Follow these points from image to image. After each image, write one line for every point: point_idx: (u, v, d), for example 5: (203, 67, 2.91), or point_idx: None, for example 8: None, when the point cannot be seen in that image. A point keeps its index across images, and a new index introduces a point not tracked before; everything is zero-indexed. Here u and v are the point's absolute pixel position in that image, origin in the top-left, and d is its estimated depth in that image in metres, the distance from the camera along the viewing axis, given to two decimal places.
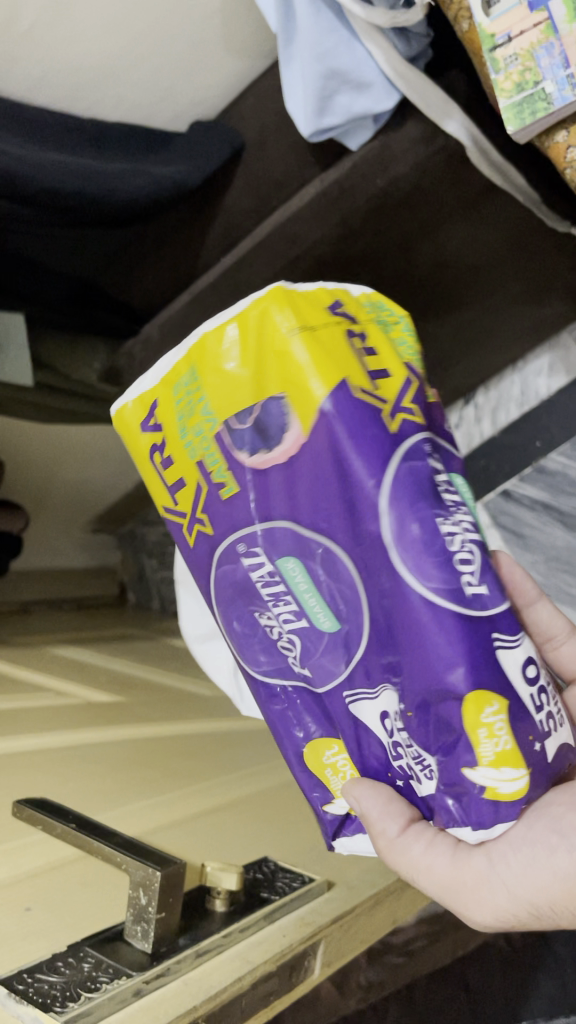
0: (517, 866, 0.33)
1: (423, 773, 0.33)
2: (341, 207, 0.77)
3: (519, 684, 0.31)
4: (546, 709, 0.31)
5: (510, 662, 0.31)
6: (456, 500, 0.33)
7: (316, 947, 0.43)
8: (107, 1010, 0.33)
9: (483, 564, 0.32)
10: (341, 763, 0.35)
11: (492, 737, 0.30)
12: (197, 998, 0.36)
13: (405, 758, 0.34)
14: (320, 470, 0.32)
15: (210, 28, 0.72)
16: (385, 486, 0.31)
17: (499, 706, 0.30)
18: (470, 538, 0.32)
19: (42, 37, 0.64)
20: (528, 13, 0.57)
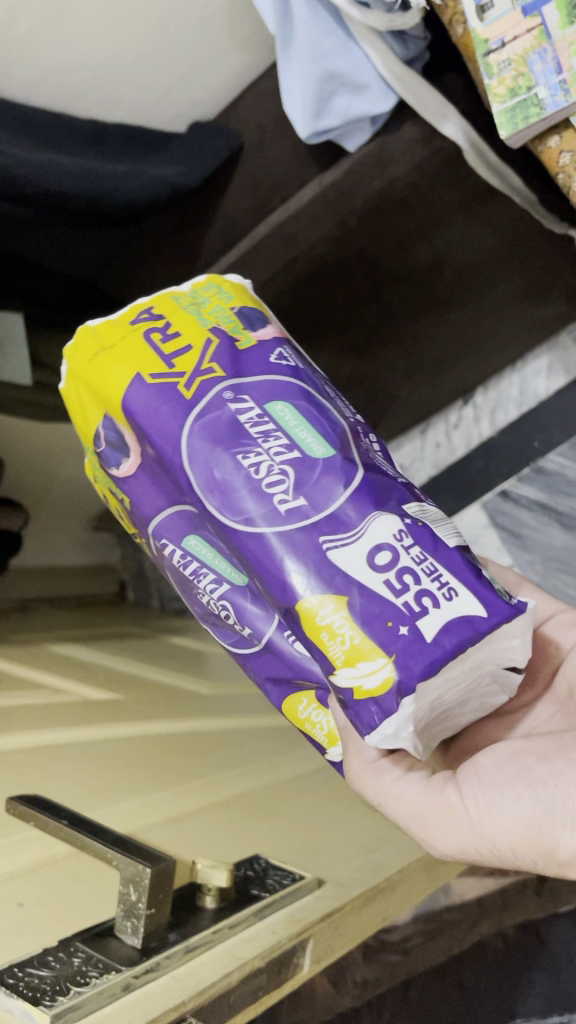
0: (485, 801, 0.38)
1: None
2: (338, 208, 0.78)
3: (360, 577, 0.34)
4: (413, 589, 0.34)
5: (336, 557, 0.35)
6: (267, 430, 0.37)
7: (305, 942, 0.44)
8: (94, 1005, 0.34)
9: (297, 479, 0.36)
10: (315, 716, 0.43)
11: (335, 638, 0.34)
12: (185, 995, 0.36)
13: None
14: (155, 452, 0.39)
15: (209, 29, 0.72)
16: (184, 445, 0.37)
17: (335, 605, 0.34)
18: (281, 462, 0.36)
19: (41, 40, 0.65)
20: (521, 19, 0.58)
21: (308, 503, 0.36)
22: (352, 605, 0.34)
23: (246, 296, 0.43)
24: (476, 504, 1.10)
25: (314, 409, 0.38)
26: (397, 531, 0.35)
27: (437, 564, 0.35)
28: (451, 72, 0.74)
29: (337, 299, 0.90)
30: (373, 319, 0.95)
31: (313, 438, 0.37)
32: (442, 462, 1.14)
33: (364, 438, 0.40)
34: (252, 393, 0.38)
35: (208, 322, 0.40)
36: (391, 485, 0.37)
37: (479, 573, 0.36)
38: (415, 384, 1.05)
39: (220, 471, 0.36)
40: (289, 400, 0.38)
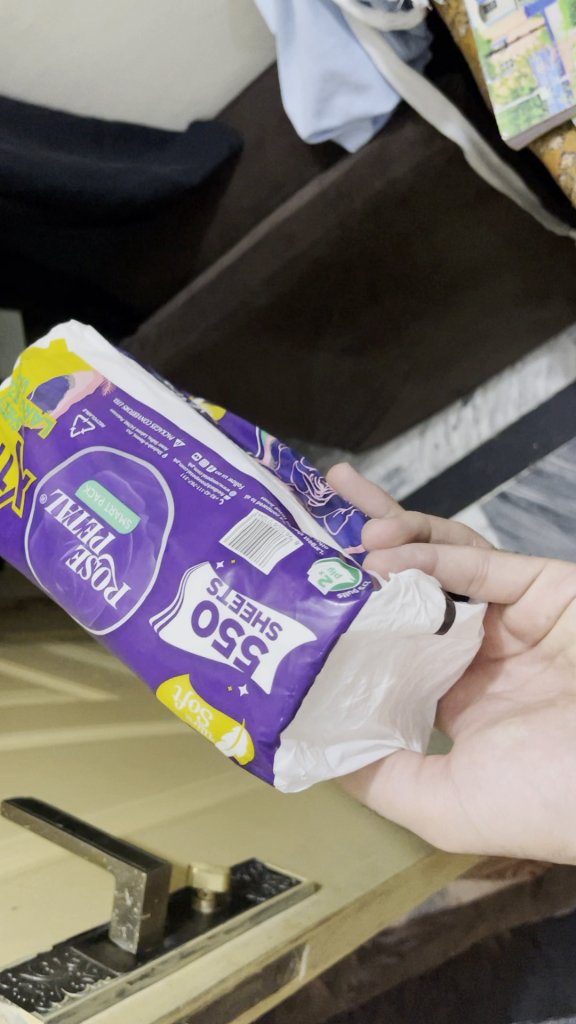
0: (486, 802, 0.40)
1: (265, 636, 0.34)
2: (338, 208, 0.77)
3: (191, 652, 0.36)
4: (240, 642, 0.35)
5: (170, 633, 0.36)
6: (82, 521, 0.39)
7: (301, 947, 0.43)
8: (90, 1010, 0.33)
9: (116, 566, 0.38)
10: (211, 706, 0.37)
11: (196, 717, 0.36)
12: (180, 1000, 0.36)
13: (238, 642, 0.35)
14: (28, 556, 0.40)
15: (209, 28, 0.72)
16: (29, 562, 0.41)
17: (183, 688, 0.36)
18: (99, 551, 0.38)
19: (41, 36, 0.64)
20: (524, 20, 0.57)
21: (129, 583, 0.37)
22: (194, 678, 0.36)
23: (63, 355, 0.45)
24: (474, 506, 1.09)
25: (112, 475, 0.39)
26: (208, 583, 0.36)
27: (250, 602, 0.35)
28: (452, 73, 0.74)
29: (337, 299, 0.89)
30: (372, 322, 0.94)
31: (122, 514, 0.38)
32: (441, 463, 1.12)
33: (179, 461, 0.40)
34: (66, 483, 0.40)
35: (17, 421, 0.43)
36: (204, 511, 0.38)
37: (304, 581, 0.34)
38: (414, 386, 1.05)
39: (61, 581, 0.39)
40: (96, 478, 0.39)
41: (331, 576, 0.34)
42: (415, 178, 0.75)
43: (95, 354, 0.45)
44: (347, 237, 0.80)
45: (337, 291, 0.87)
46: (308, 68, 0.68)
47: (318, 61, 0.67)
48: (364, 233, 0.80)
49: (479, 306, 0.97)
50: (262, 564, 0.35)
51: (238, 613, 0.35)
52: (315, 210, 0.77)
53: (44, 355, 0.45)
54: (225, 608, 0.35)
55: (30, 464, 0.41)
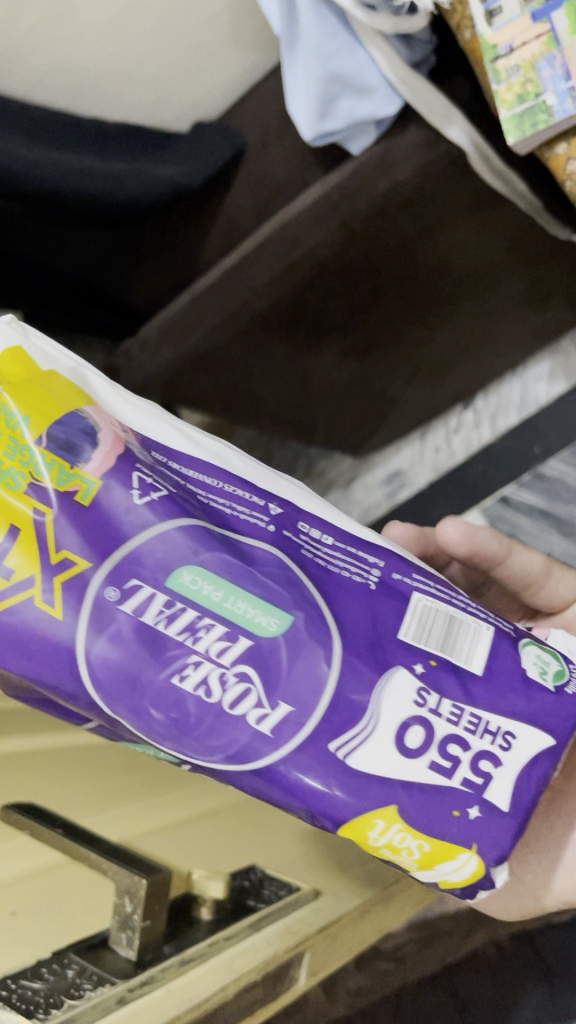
0: (536, 861, 0.41)
1: (496, 747, 0.30)
2: (341, 210, 0.76)
3: (398, 791, 0.29)
4: (467, 761, 0.30)
5: (384, 763, 0.29)
6: (194, 622, 0.29)
7: (301, 955, 0.43)
8: (90, 1018, 0.33)
9: (264, 684, 0.29)
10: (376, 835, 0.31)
11: (398, 854, 0.30)
12: (179, 1010, 0.36)
13: (462, 765, 0.30)
14: (100, 675, 0.29)
15: (214, 29, 0.72)
16: (94, 689, 0.29)
17: (388, 823, 0.30)
18: (231, 664, 0.29)
19: (43, 32, 0.64)
20: (530, 25, 0.57)
21: (266, 701, 0.29)
22: (404, 814, 0.29)
23: (30, 370, 0.32)
24: (476, 510, 1.07)
25: (231, 554, 0.30)
26: (415, 695, 0.30)
27: (467, 725, 0.30)
28: (457, 76, 0.74)
29: (339, 300, 0.88)
30: (373, 324, 0.94)
31: (260, 610, 0.30)
32: (441, 466, 1.13)
33: (291, 527, 0.33)
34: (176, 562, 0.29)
35: (20, 471, 0.29)
36: (354, 603, 0.31)
37: (526, 681, 0.31)
38: (416, 388, 1.05)
39: (158, 708, 0.29)
40: (200, 562, 0.30)
41: (548, 668, 0.32)
42: (418, 182, 0.76)
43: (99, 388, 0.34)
44: (349, 241, 0.80)
45: (338, 294, 0.87)
46: (312, 70, 0.68)
47: (322, 62, 0.67)
48: (367, 237, 0.80)
49: (484, 309, 0.96)
50: (472, 664, 0.31)
51: (460, 726, 0.30)
52: (318, 211, 0.76)
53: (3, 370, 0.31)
54: (442, 725, 0.30)
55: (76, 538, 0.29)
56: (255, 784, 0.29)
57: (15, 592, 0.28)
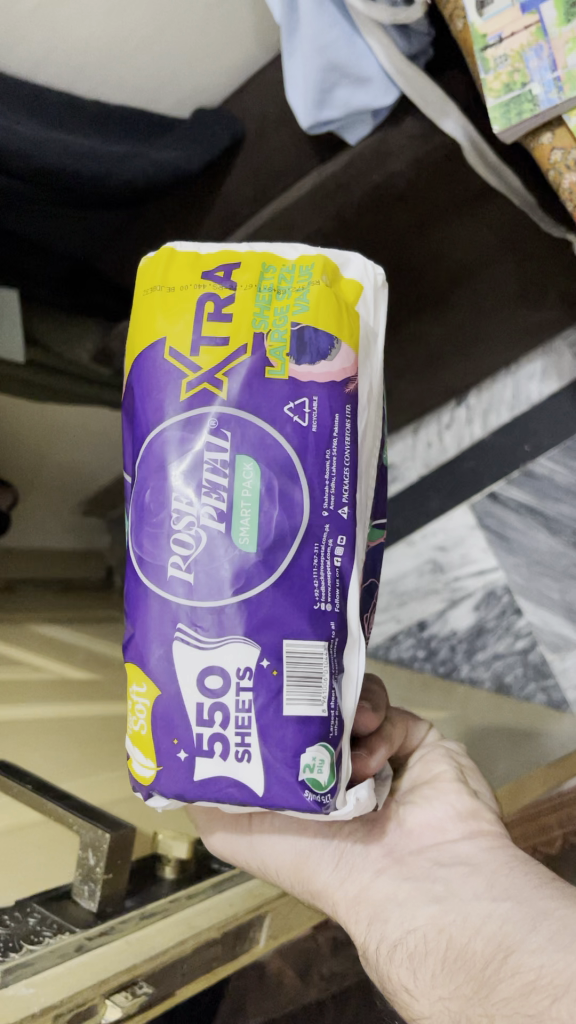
0: (287, 848, 0.41)
1: (235, 750, 0.34)
2: (335, 200, 0.79)
3: (180, 690, 0.34)
4: (211, 729, 0.34)
5: (186, 673, 0.34)
6: (211, 489, 0.35)
7: (262, 918, 0.44)
8: (48, 962, 0.34)
9: (203, 565, 0.34)
10: (139, 704, 0.35)
11: (135, 722, 0.35)
12: (137, 958, 0.37)
13: (214, 727, 0.34)
14: (154, 447, 0.36)
15: (216, 16, 0.73)
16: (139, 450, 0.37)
17: (146, 693, 0.35)
18: (199, 528, 0.35)
19: (49, 14, 0.65)
20: (519, 15, 0.58)
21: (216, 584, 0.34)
22: (157, 700, 0.35)
23: (350, 303, 0.38)
24: (463, 506, 1.09)
25: (269, 502, 0.35)
26: (242, 668, 0.34)
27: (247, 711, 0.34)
28: (454, 71, 0.75)
29: None
30: None
31: (244, 535, 0.35)
32: (433, 461, 1.12)
33: (325, 538, 0.35)
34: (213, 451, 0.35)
35: (262, 326, 0.37)
36: (294, 608, 0.34)
37: (290, 759, 0.33)
38: (409, 379, 1.06)
39: (149, 493, 0.36)
40: (249, 467, 0.35)
41: (316, 770, 0.33)
42: (411, 175, 0.78)
43: (370, 367, 0.39)
44: (342, 231, 0.82)
45: None
46: (310, 60, 0.68)
47: (320, 53, 0.68)
48: (362, 230, 0.82)
49: (475, 303, 0.99)
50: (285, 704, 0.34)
51: (238, 712, 0.34)
52: (314, 200, 0.78)
53: (340, 290, 0.38)
54: (233, 699, 0.34)
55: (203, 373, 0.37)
56: (152, 599, 0.35)
57: (181, 364, 0.37)
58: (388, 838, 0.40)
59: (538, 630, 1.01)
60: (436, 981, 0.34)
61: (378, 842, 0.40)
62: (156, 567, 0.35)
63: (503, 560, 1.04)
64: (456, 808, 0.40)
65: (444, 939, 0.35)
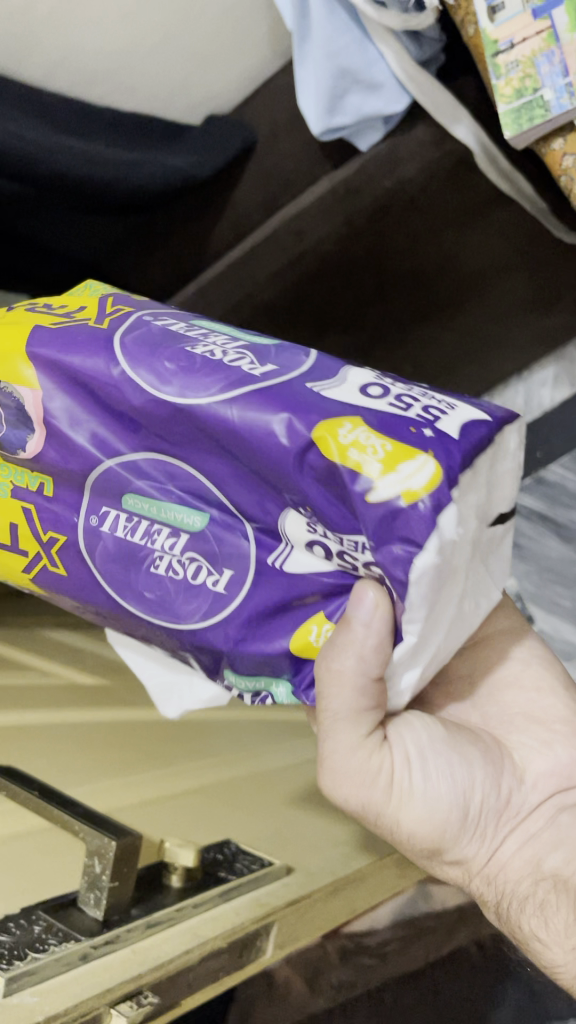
0: (432, 779, 0.42)
1: (440, 408, 0.36)
2: (346, 206, 0.79)
3: (358, 402, 0.35)
4: (417, 405, 0.36)
5: (370, 391, 0.36)
6: (204, 334, 0.41)
7: (269, 927, 0.45)
8: (52, 972, 0.34)
9: (256, 355, 0.39)
10: (360, 437, 0.34)
11: (364, 453, 0.34)
12: (142, 967, 0.37)
13: (415, 406, 0.36)
14: (147, 335, 0.40)
15: (228, 21, 0.73)
16: (120, 355, 0.39)
17: (352, 427, 0.34)
18: (232, 347, 0.40)
19: (61, 21, 0.65)
20: (531, 21, 0.58)
21: (440, 420, 0.35)
22: (368, 420, 0.34)
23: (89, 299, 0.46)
24: None
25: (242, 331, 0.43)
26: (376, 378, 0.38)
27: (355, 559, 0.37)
28: (465, 77, 0.75)
29: (344, 297, 0.88)
30: (375, 321, 0.92)
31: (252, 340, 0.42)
32: None
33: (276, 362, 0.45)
34: (303, 360, 0.39)
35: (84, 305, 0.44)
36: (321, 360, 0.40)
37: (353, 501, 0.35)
38: (420, 388, 1.01)
39: (165, 362, 0.38)
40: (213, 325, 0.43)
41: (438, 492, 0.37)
42: (423, 181, 0.77)
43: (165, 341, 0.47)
44: (355, 237, 0.81)
45: (343, 293, 0.87)
46: (321, 67, 0.68)
47: (331, 59, 0.68)
48: (373, 234, 0.81)
49: (485, 308, 0.93)
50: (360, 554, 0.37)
51: (404, 394, 0.37)
52: (324, 207, 0.78)
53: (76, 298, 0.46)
54: (393, 392, 0.37)
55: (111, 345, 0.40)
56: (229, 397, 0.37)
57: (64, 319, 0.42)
58: (512, 798, 0.46)
59: (550, 637, 0.99)
60: (570, 933, 0.40)
61: (499, 797, 0.45)
62: (188, 368, 0.38)
63: (515, 567, 1.01)
64: (566, 768, 0.48)
65: (568, 890, 0.42)
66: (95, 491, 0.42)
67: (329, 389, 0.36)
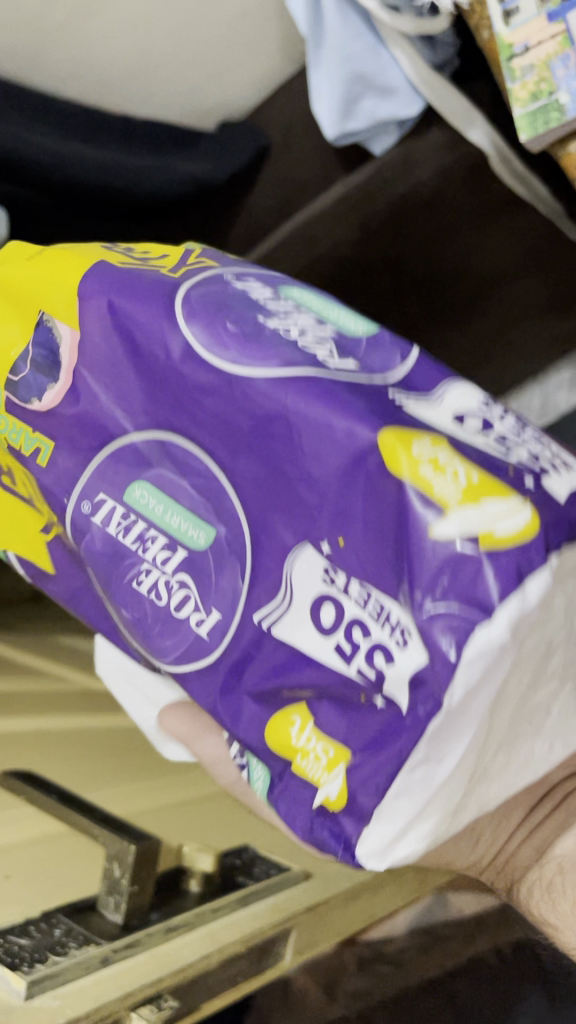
0: None
1: (393, 639, 0.29)
2: (361, 210, 0.79)
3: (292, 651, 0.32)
4: (362, 649, 0.30)
5: (316, 620, 0.31)
6: (138, 531, 0.35)
7: (288, 932, 0.44)
8: (73, 975, 0.34)
9: (199, 591, 0.35)
10: (313, 761, 0.32)
11: (444, 475, 0.29)
12: (162, 972, 0.37)
13: (360, 647, 0.30)
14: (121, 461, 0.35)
15: (242, 27, 0.74)
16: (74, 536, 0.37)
17: (300, 721, 0.33)
18: (171, 570, 0.35)
19: (75, 30, 0.66)
20: (546, 25, 0.58)
21: (388, 672, 0.29)
22: (316, 717, 0.32)
23: None
24: None
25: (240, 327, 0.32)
26: (322, 572, 0.31)
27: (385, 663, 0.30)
28: (478, 82, 0.74)
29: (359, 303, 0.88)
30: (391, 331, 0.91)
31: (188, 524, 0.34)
32: None
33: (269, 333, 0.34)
34: (240, 577, 0.33)
35: None
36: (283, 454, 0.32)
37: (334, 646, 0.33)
38: None
39: (126, 597, 0.36)
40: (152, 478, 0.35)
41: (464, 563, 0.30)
42: (437, 185, 0.78)
43: None
44: (369, 241, 0.81)
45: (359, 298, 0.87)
46: (335, 73, 0.68)
47: (345, 65, 0.68)
48: (387, 238, 0.81)
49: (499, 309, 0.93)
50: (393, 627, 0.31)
51: (363, 607, 0.30)
52: (341, 210, 0.78)
53: None
54: (350, 604, 0.31)
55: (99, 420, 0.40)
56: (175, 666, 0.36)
57: None
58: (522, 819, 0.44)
59: None
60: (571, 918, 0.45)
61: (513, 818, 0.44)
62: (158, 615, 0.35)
63: None
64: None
65: (563, 878, 0.45)
66: (98, 471, 0.35)
67: (279, 620, 0.33)
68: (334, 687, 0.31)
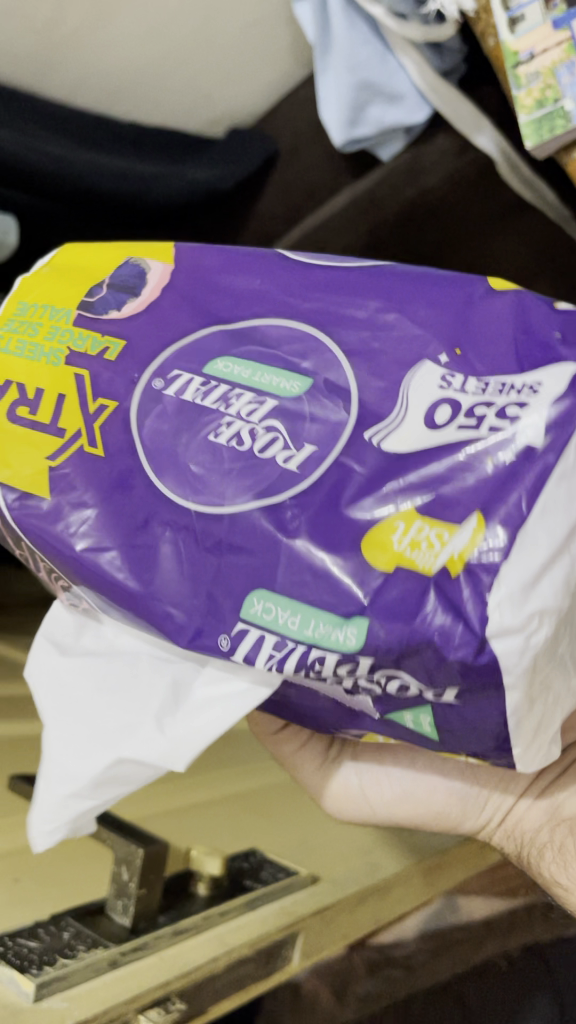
0: (393, 788, 0.45)
1: (513, 399, 0.30)
2: (370, 216, 0.79)
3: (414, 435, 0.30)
4: (491, 413, 0.30)
5: (437, 414, 0.30)
6: (222, 394, 0.32)
7: (295, 935, 0.44)
8: (81, 978, 0.35)
9: (289, 431, 0.31)
10: (424, 540, 0.28)
11: (422, 552, 0.28)
12: (171, 974, 0.37)
13: (491, 413, 0.30)
14: (166, 318, 0.35)
15: (250, 35, 0.74)
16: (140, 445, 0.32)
17: (406, 520, 0.28)
18: (258, 420, 0.31)
19: (83, 40, 0.66)
20: (551, 32, 0.58)
21: (518, 428, 0.29)
22: (424, 512, 0.28)
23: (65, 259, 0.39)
24: None
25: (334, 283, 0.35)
26: (441, 379, 0.31)
27: (494, 473, 0.28)
28: (486, 87, 0.74)
29: None
30: None
31: (283, 380, 0.32)
32: None
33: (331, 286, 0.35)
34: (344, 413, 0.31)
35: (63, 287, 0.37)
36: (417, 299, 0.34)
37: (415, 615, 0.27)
38: None
39: (194, 459, 0.31)
40: (231, 356, 0.33)
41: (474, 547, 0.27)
42: (446, 192, 0.78)
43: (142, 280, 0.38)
44: (376, 245, 0.81)
45: None
46: (343, 79, 0.69)
47: (352, 71, 0.69)
48: (395, 244, 0.81)
49: None
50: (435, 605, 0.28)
51: (479, 397, 0.30)
52: (347, 216, 0.79)
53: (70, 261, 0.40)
54: (467, 398, 0.30)
55: (109, 445, 0.32)
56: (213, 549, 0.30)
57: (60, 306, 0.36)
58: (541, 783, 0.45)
59: None
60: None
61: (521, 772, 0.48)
62: (200, 486, 0.31)
63: None
64: None
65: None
66: (173, 357, 0.34)
67: (389, 437, 0.31)
68: (448, 473, 0.29)
